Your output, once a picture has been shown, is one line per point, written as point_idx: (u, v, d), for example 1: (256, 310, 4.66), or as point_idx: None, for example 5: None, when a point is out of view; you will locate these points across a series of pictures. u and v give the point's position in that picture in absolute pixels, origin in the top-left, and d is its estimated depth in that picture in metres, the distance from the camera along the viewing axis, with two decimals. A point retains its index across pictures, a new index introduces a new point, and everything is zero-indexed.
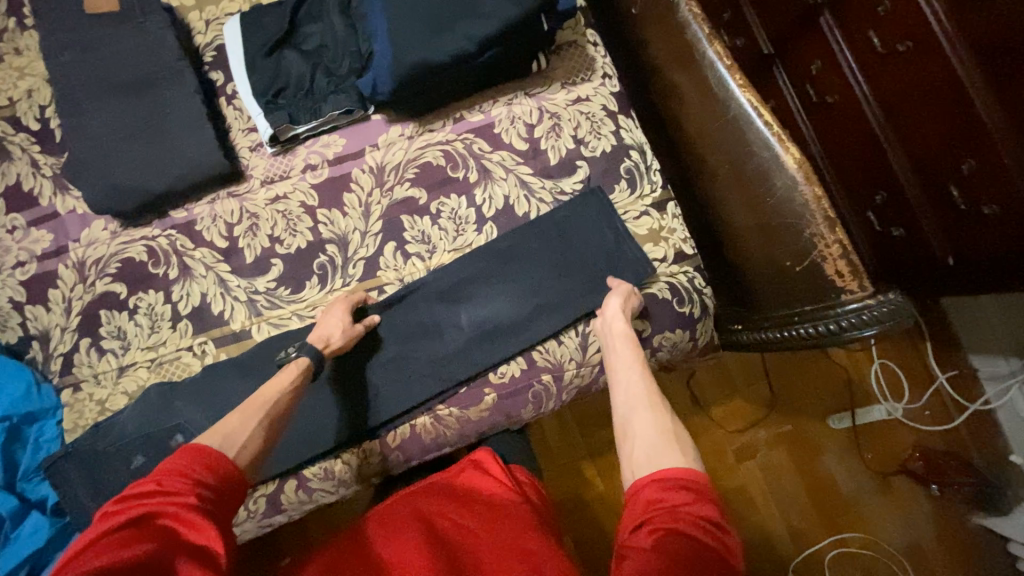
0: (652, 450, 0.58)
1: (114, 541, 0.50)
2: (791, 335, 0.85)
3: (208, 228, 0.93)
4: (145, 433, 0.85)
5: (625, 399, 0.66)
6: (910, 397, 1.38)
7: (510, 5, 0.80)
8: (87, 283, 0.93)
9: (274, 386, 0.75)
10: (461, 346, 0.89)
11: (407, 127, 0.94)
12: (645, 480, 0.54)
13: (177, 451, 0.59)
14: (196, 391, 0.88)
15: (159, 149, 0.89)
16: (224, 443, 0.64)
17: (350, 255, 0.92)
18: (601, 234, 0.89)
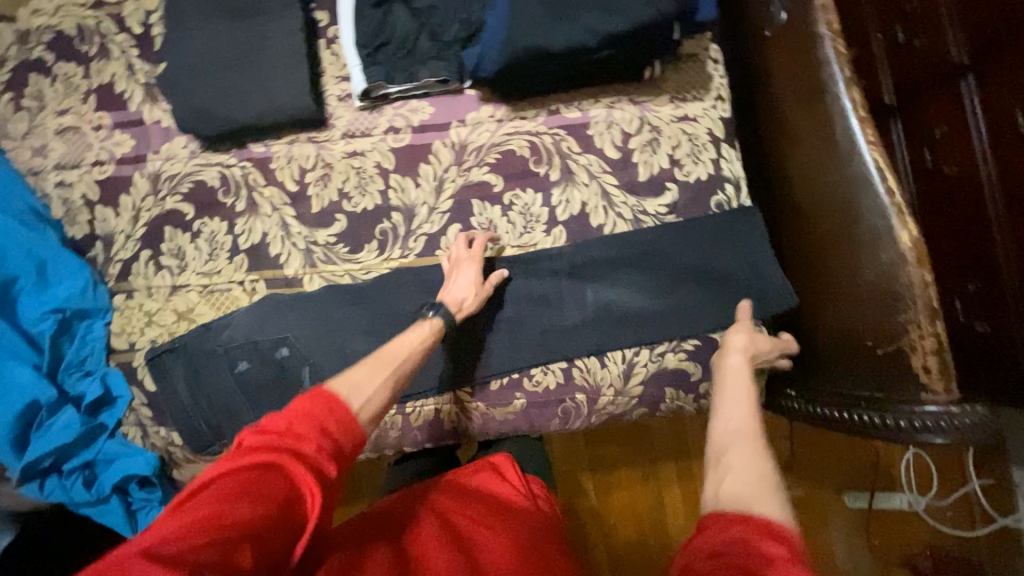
0: (751, 493, 0.49)
1: (237, 483, 0.46)
2: (848, 418, 0.81)
3: (282, 169, 0.93)
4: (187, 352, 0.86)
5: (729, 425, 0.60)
6: (935, 493, 1.30)
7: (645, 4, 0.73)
8: (158, 196, 0.95)
9: (408, 343, 0.71)
10: (579, 323, 0.84)
11: (498, 110, 0.90)
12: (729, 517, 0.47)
13: (310, 395, 0.55)
14: (231, 329, 0.86)
15: (252, 79, 0.87)
16: (351, 391, 0.59)
17: (413, 227, 0.90)
18: (751, 250, 0.84)
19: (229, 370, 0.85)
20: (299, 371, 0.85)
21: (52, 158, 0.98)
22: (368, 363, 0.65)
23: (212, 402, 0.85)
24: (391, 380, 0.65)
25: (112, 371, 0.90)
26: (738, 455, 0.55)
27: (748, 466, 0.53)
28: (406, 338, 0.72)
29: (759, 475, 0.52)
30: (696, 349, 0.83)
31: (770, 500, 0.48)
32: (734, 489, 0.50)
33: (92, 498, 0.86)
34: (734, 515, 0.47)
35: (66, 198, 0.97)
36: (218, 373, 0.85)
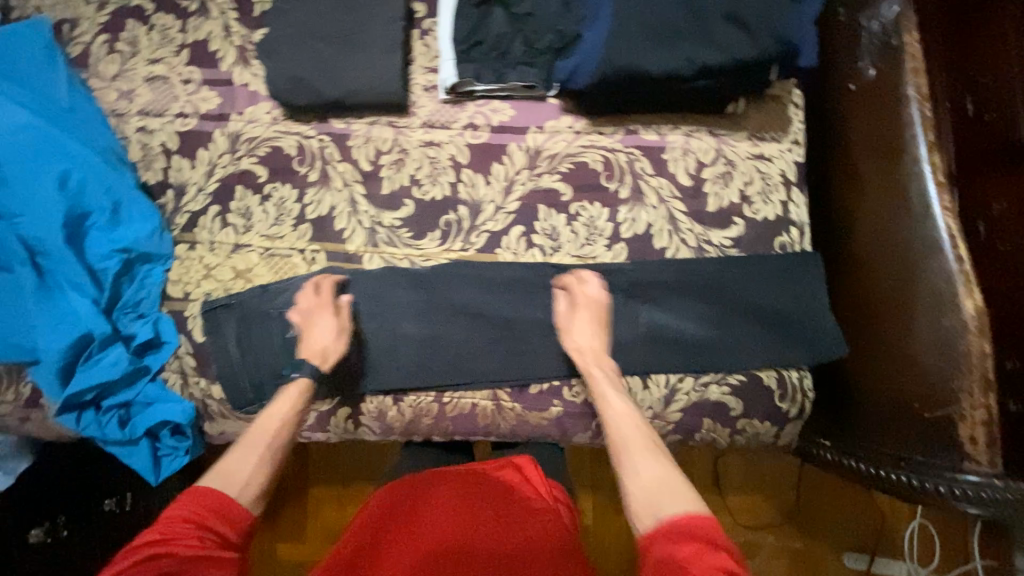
0: (665, 502, 0.61)
1: (134, 572, 0.57)
2: (883, 476, 0.82)
3: (359, 147, 0.95)
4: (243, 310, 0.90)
5: (614, 434, 0.71)
6: (936, 565, 1.28)
7: (750, 44, 0.74)
8: (235, 155, 0.97)
9: (278, 412, 0.76)
10: (630, 341, 0.84)
11: (578, 122, 0.92)
12: (655, 539, 0.58)
13: (183, 497, 0.64)
14: (291, 294, 0.89)
15: (347, 58, 0.90)
16: (229, 479, 0.68)
17: (477, 222, 0.91)
18: (808, 294, 0.85)
19: (281, 334, 0.89)
20: (348, 345, 0.88)
21: (137, 103, 1.01)
22: (238, 443, 0.72)
23: (262, 363, 0.89)
24: (269, 456, 0.72)
25: (165, 317, 0.91)
26: (640, 461, 0.66)
27: (649, 475, 0.64)
28: (276, 405, 0.77)
29: (662, 483, 0.63)
30: (741, 384, 0.84)
31: (680, 502, 0.60)
32: (641, 497, 0.62)
33: (125, 437, 0.88)
34: (666, 526, 0.58)
35: (145, 144, 0.99)
36: (270, 339, 0.89)
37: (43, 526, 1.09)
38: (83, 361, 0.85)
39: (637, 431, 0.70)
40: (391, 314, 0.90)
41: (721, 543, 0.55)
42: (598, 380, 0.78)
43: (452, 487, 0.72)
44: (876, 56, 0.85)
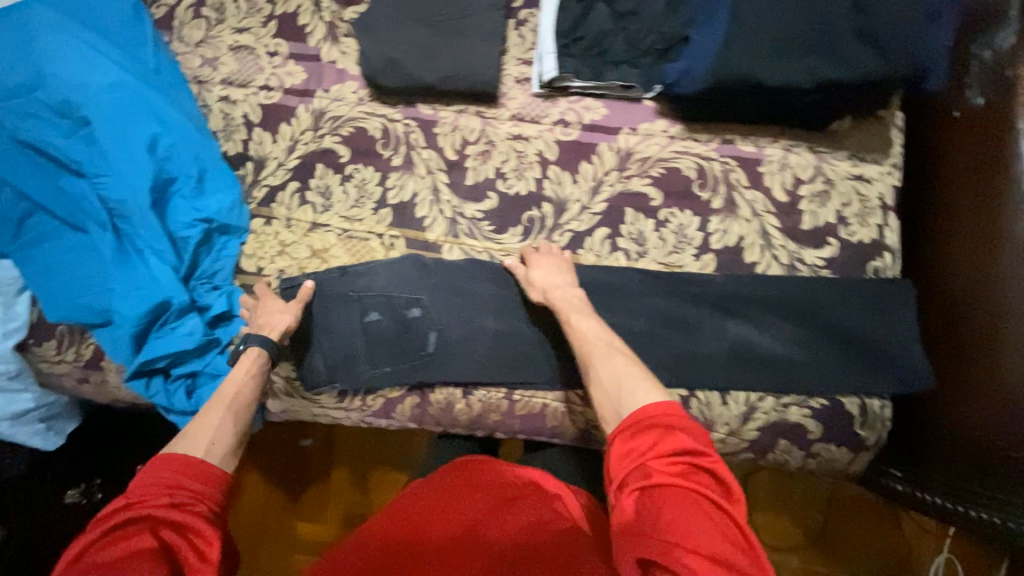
0: (628, 400, 0.65)
1: (101, 542, 0.54)
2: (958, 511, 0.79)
3: (445, 135, 0.94)
4: (321, 290, 0.88)
5: (580, 346, 0.75)
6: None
7: (880, 64, 0.72)
8: (317, 133, 0.96)
9: (236, 380, 0.75)
10: (713, 355, 0.83)
11: (672, 126, 0.90)
12: (615, 437, 0.62)
13: (154, 463, 0.61)
14: (371, 279, 0.89)
15: (446, 44, 0.88)
16: (201, 442, 0.65)
17: (561, 221, 0.89)
18: (899, 322, 0.83)
19: (359, 318, 0.88)
20: (425, 334, 0.87)
21: (221, 72, 0.99)
22: (205, 412, 0.70)
23: (335, 345, 0.87)
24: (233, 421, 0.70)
25: (238, 290, 0.90)
26: (604, 364, 0.70)
27: (616, 371, 0.69)
28: (238, 376, 0.76)
29: (625, 374, 0.68)
30: (822, 408, 0.82)
31: (644, 394, 0.64)
32: (605, 393, 0.67)
33: (190, 408, 0.86)
34: (627, 422, 0.62)
35: (227, 114, 0.98)
36: (348, 322, 0.88)
37: (78, 487, 1.10)
38: (158, 328, 0.84)
39: (600, 338, 0.75)
40: (469, 307, 0.88)
41: (685, 430, 0.59)
42: (563, 300, 0.80)
43: (460, 488, 0.73)
44: (984, 84, 0.80)
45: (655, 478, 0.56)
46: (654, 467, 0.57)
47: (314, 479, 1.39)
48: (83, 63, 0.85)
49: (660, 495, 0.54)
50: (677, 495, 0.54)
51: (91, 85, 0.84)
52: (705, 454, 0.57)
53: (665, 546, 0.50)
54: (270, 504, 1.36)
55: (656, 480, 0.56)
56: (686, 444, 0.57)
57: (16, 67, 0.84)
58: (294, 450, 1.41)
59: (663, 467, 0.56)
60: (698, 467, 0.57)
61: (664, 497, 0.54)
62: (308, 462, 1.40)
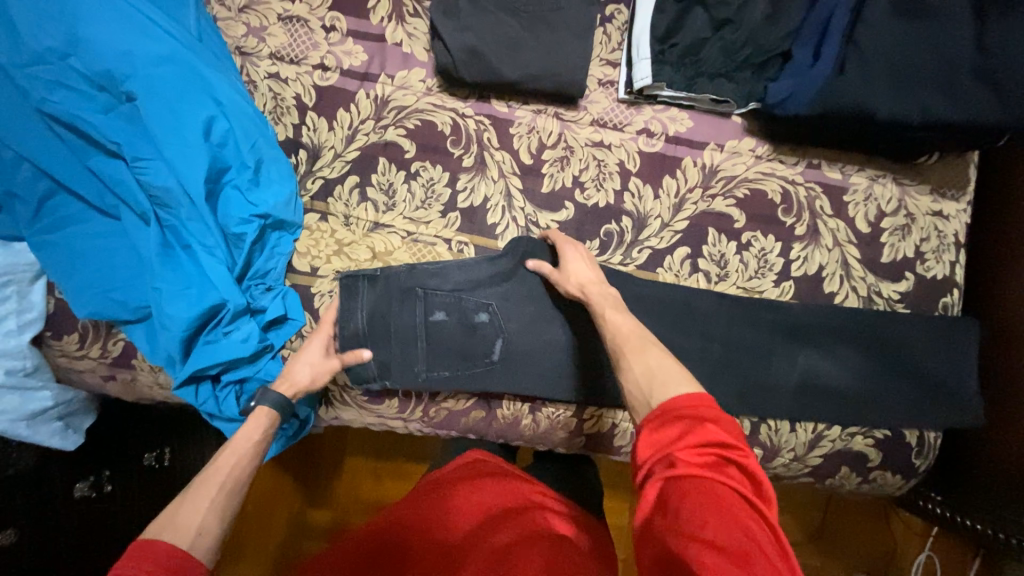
0: (660, 392, 0.58)
1: None
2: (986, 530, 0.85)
3: (521, 137, 0.88)
4: (388, 285, 0.82)
5: (617, 340, 0.68)
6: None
7: (998, 109, 0.72)
8: (380, 123, 0.88)
9: (238, 447, 0.69)
10: (781, 385, 0.84)
11: (760, 146, 0.87)
12: (642, 427, 0.56)
13: (132, 552, 0.51)
14: (439, 277, 0.84)
15: (535, 39, 0.82)
16: (182, 534, 0.56)
17: (640, 237, 0.87)
18: (964, 359, 0.85)
19: (422, 317, 0.83)
20: (491, 341, 0.84)
21: (270, 45, 0.88)
22: (185, 496, 0.61)
23: (394, 342, 0.83)
24: (221, 501, 0.62)
25: (292, 293, 0.84)
26: (636, 356, 0.64)
27: (647, 367, 0.62)
28: (236, 445, 0.69)
29: (664, 370, 0.60)
30: (883, 439, 0.85)
31: (675, 385, 0.58)
32: (637, 386, 0.60)
33: (241, 416, 0.81)
34: (654, 413, 0.55)
35: (276, 94, 0.88)
36: (411, 319, 0.83)
37: (87, 480, 0.94)
38: (212, 331, 0.78)
39: (630, 334, 0.68)
40: (543, 322, 0.86)
41: (716, 420, 0.52)
42: (595, 298, 0.75)
43: (459, 501, 0.67)
44: None
45: (680, 468, 0.49)
46: (679, 457, 0.50)
47: (326, 472, 1.26)
48: (133, 29, 0.76)
49: (683, 484, 0.48)
50: (700, 486, 0.47)
51: (137, 56, 0.76)
52: (737, 448, 0.51)
53: (682, 538, 0.44)
54: (278, 492, 1.25)
55: (681, 471, 0.49)
56: (718, 436, 0.51)
57: (47, 27, 0.74)
58: (306, 440, 1.29)
59: (690, 456, 0.50)
60: (726, 459, 0.50)
61: (686, 486, 0.48)
62: (320, 453, 1.28)
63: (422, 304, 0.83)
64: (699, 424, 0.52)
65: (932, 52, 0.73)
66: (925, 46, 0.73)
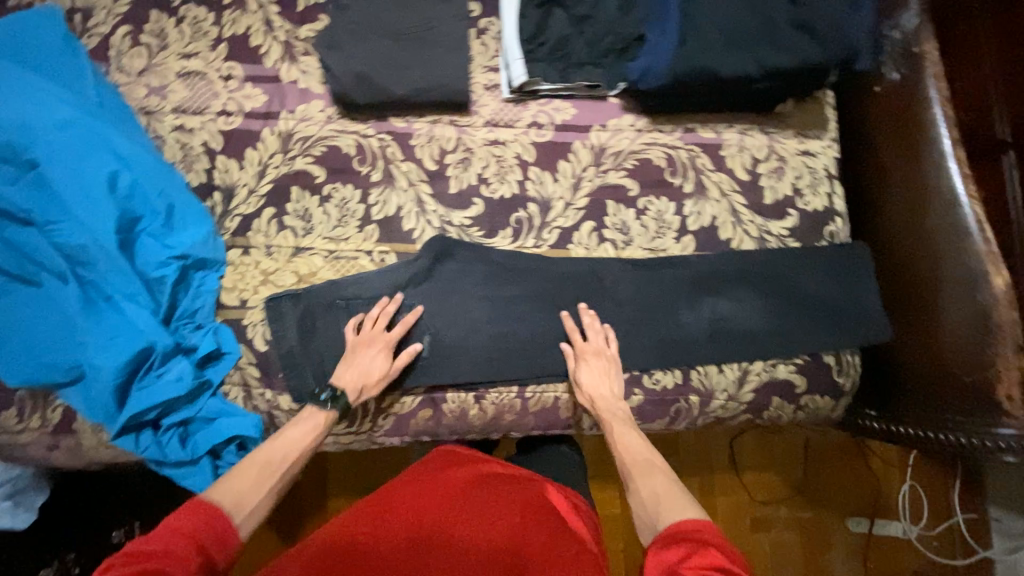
0: (664, 515, 0.69)
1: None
2: (926, 436, 0.92)
3: (422, 146, 0.94)
4: (310, 302, 0.86)
5: (627, 464, 0.79)
6: (928, 525, 1.49)
7: (819, 51, 0.82)
8: (287, 155, 0.93)
9: (291, 440, 0.76)
10: (697, 331, 0.91)
11: (639, 120, 0.95)
12: (652, 546, 0.64)
13: (186, 507, 0.63)
14: (357, 287, 0.88)
15: (414, 57, 0.89)
16: (233, 504, 0.66)
17: (548, 219, 0.93)
18: (860, 282, 0.92)
19: (350, 325, 0.87)
20: (419, 338, 0.88)
21: (171, 100, 0.94)
22: (246, 465, 0.71)
23: (326, 355, 0.86)
24: (275, 487, 0.71)
25: (223, 327, 0.88)
26: (644, 480, 0.75)
27: (652, 490, 0.73)
28: (291, 433, 0.77)
29: (664, 495, 0.72)
30: (804, 364, 0.91)
31: (680, 509, 0.69)
32: (645, 510, 0.71)
33: (189, 457, 0.84)
34: (663, 534, 0.65)
35: (185, 144, 0.93)
36: (338, 330, 0.86)
37: (52, 566, 0.92)
38: (144, 376, 0.81)
39: (642, 457, 0.79)
40: (472, 312, 0.90)
41: (716, 544, 0.61)
42: (614, 414, 0.85)
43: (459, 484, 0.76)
44: (897, 61, 0.95)
45: None
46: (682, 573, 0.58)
47: (310, 516, 1.25)
48: (31, 103, 0.81)
49: None
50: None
51: (37, 127, 0.80)
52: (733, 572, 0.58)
53: None
54: (265, 546, 1.24)
55: None
56: (720, 561, 0.59)
57: None
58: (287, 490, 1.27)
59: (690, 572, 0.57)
60: None
61: None
62: (301, 501, 1.26)
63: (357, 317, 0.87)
64: (703, 544, 0.61)
65: (756, 11, 0.83)
66: (749, 7, 0.83)
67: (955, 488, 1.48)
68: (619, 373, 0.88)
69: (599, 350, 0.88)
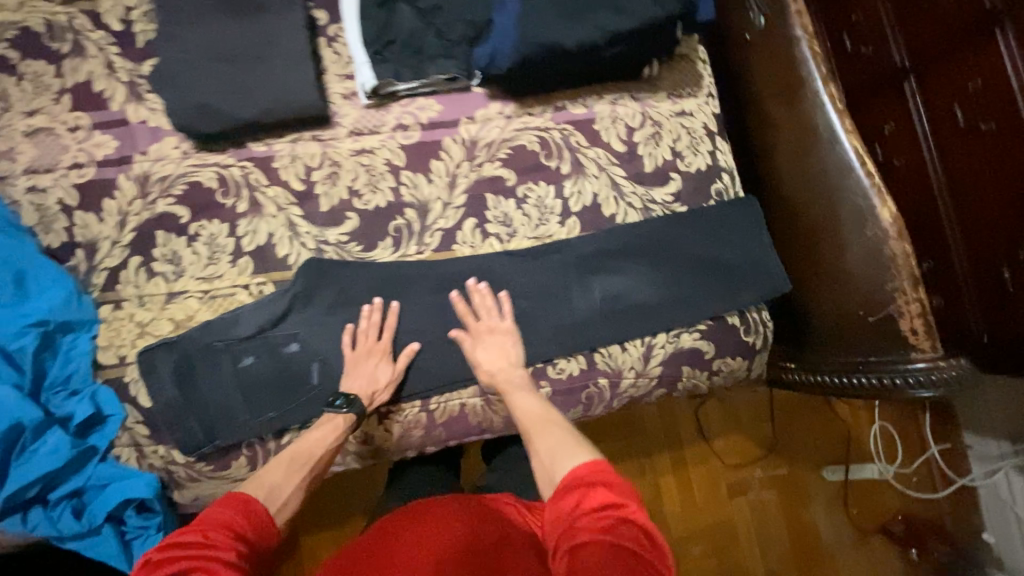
0: (560, 464, 0.68)
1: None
2: (848, 382, 0.87)
3: (285, 168, 0.90)
4: (185, 348, 0.83)
5: (524, 421, 0.76)
6: (901, 462, 1.51)
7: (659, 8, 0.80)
8: (147, 200, 0.89)
9: (320, 441, 0.79)
10: (593, 312, 0.88)
11: (507, 106, 0.92)
12: (546, 506, 0.64)
13: (224, 501, 0.66)
14: (233, 325, 0.84)
15: (257, 77, 0.85)
16: (268, 497, 0.70)
17: (428, 223, 0.90)
18: (745, 240, 0.91)
19: (232, 365, 0.83)
20: (307, 367, 0.85)
21: (19, 161, 0.89)
22: (281, 466, 0.74)
23: (208, 401, 0.83)
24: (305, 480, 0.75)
25: (103, 388, 0.85)
26: (541, 437, 0.73)
27: (549, 443, 0.71)
28: (318, 434, 0.79)
29: (557, 448, 0.70)
30: (708, 329, 0.89)
31: (574, 456, 0.69)
32: (543, 464, 0.70)
33: (84, 528, 0.81)
34: (558, 486, 0.65)
35: (39, 205, 0.88)
36: (217, 373, 0.83)
37: None
38: (17, 454, 0.79)
39: (541, 411, 0.77)
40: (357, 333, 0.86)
41: (606, 484, 0.63)
42: (516, 385, 0.82)
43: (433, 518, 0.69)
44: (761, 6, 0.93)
45: (582, 532, 0.58)
46: (581, 522, 0.59)
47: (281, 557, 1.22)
48: None
49: (585, 545, 0.56)
50: (605, 547, 0.55)
51: None
52: (625, 506, 0.60)
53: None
54: None
55: (581, 535, 0.57)
56: (616, 499, 0.60)
57: None
58: None
59: (589, 522, 0.58)
60: (620, 517, 0.58)
61: (587, 546, 0.56)
62: None
63: (249, 355, 0.83)
64: (601, 486, 0.62)
65: None
66: None
67: (924, 419, 1.49)
68: (517, 341, 0.86)
69: (492, 326, 0.85)
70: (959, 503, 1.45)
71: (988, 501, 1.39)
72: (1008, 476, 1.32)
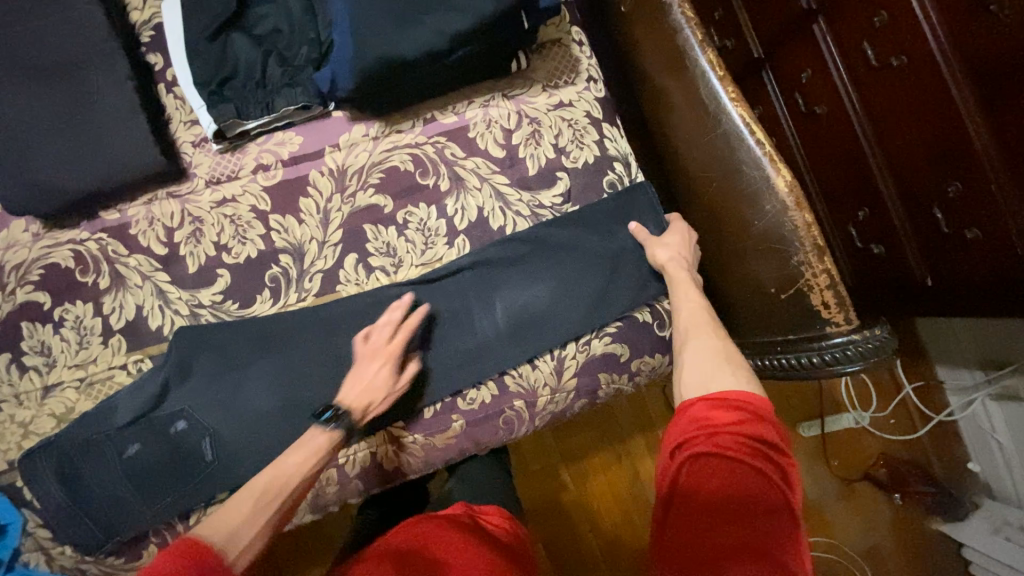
0: (711, 380, 0.61)
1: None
2: (767, 365, 0.82)
3: (143, 233, 0.83)
4: (63, 447, 0.77)
5: (687, 318, 0.72)
6: (877, 407, 1.41)
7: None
8: (4, 291, 0.82)
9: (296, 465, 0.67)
10: (496, 334, 0.82)
11: (372, 127, 0.85)
12: (695, 399, 0.59)
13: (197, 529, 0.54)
14: (112, 413, 0.79)
15: (90, 142, 0.78)
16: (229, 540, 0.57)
17: (306, 267, 0.84)
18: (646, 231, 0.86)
19: (117, 455, 0.77)
20: (199, 444, 0.78)
21: None
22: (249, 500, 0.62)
23: (101, 496, 0.77)
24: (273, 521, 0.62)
25: None
26: (691, 349, 0.67)
27: (702, 362, 0.64)
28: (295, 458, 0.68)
29: (716, 363, 0.63)
30: (619, 329, 0.85)
31: (732, 379, 0.60)
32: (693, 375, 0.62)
33: None
34: (707, 395, 0.59)
35: None
36: (104, 465, 0.77)
37: None
38: None
39: (706, 317, 0.72)
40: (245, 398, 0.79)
41: (772, 424, 0.55)
42: (678, 276, 0.77)
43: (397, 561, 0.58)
44: None
45: (723, 452, 0.52)
46: (722, 440, 0.54)
47: None
48: None
49: (717, 468, 0.52)
50: (740, 475, 0.51)
51: None
52: (783, 454, 0.53)
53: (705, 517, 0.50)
54: None
55: (722, 457, 0.52)
56: (771, 438, 0.54)
57: None
58: None
59: (734, 444, 0.53)
60: (771, 460, 0.52)
61: (721, 472, 0.52)
62: None
63: (133, 443, 0.78)
64: (754, 415, 0.55)
65: None
66: None
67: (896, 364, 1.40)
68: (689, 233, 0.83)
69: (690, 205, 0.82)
70: (941, 439, 1.38)
71: (969, 432, 1.35)
72: (984, 405, 1.28)
